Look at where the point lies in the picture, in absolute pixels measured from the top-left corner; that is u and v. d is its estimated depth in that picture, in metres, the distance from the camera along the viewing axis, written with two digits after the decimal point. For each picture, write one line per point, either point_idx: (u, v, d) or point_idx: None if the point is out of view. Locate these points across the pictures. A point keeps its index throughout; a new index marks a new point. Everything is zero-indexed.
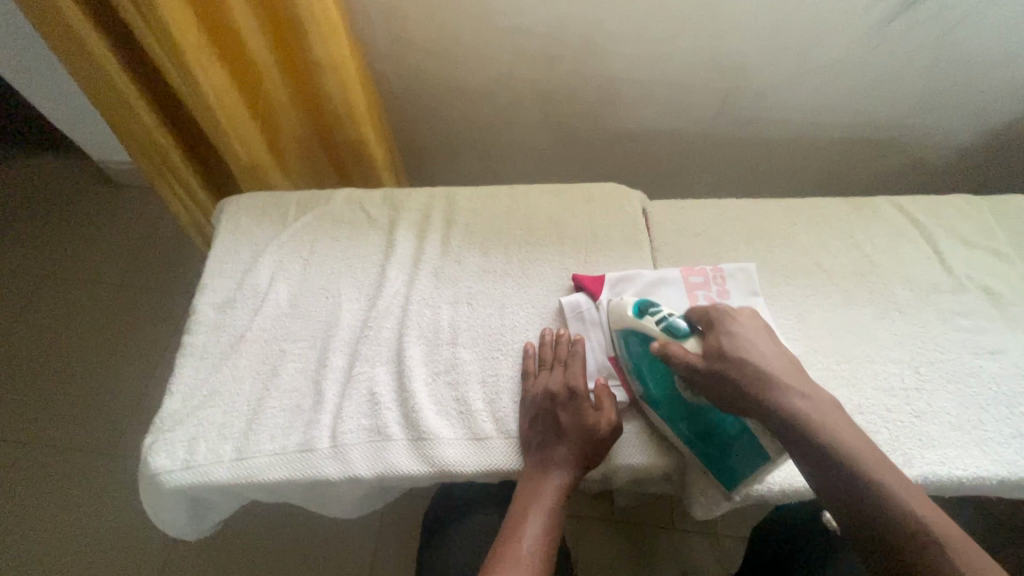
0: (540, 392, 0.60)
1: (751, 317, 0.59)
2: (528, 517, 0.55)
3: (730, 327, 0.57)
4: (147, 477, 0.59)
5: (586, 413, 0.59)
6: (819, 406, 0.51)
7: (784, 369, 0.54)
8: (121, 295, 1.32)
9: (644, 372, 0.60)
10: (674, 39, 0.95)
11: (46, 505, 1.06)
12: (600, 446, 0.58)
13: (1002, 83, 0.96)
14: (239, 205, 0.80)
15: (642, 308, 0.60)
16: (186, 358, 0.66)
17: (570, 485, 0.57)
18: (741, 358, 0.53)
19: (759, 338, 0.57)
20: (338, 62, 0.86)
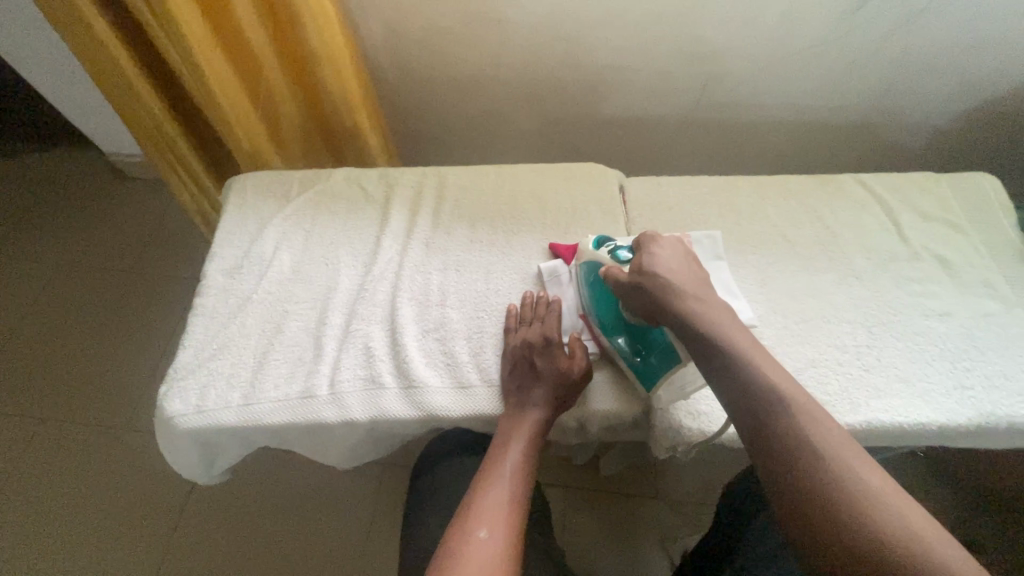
0: (519, 343, 0.66)
1: (679, 244, 0.66)
2: (510, 448, 0.61)
3: (653, 249, 0.64)
4: (163, 421, 0.65)
5: (560, 359, 0.65)
6: (719, 315, 0.57)
7: (693, 283, 0.61)
8: (136, 278, 1.39)
9: (593, 295, 0.69)
10: (652, 29, 1.01)
11: (69, 472, 1.14)
12: (573, 388, 0.64)
13: (966, 69, 1.01)
14: (246, 183, 0.86)
15: (600, 242, 0.71)
16: (198, 318, 0.73)
17: (548, 420, 0.63)
18: (656, 275, 0.60)
19: (678, 259, 0.63)
20: (334, 52, 0.93)
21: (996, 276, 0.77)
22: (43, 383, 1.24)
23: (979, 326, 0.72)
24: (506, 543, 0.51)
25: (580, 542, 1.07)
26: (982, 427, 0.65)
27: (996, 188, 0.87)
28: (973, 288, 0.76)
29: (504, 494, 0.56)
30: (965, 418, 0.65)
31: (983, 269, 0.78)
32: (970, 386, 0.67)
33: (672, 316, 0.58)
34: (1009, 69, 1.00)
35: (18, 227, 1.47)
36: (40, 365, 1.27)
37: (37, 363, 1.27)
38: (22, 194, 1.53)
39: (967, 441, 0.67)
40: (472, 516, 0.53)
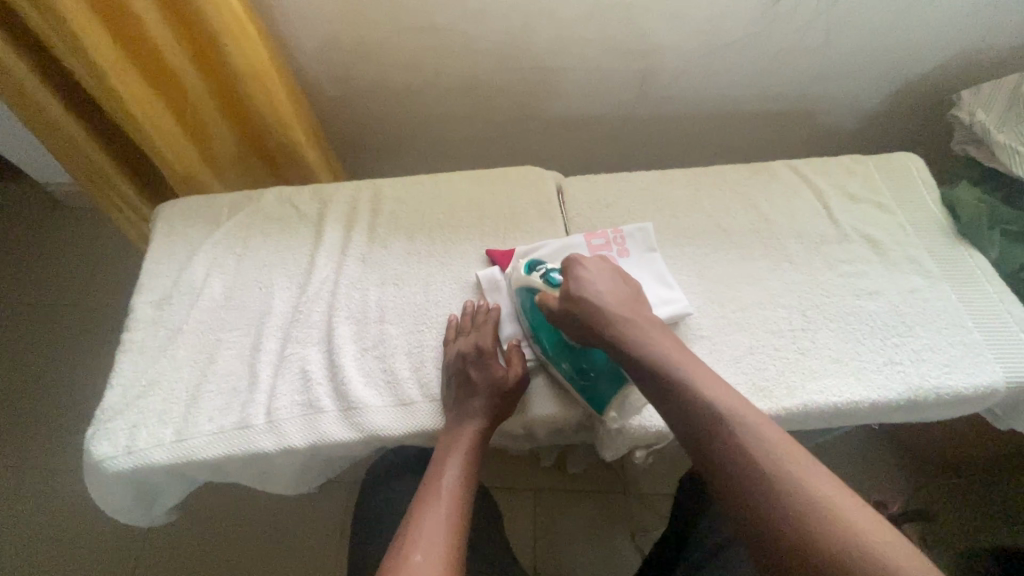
0: (455, 355, 0.66)
1: (603, 261, 0.67)
2: (449, 462, 0.60)
3: (580, 273, 0.64)
4: (91, 464, 0.63)
5: (495, 368, 0.65)
6: (649, 332, 0.58)
7: (621, 304, 0.61)
8: (73, 311, 1.33)
9: (534, 321, 0.68)
10: (585, 27, 1.01)
11: (8, 521, 1.07)
12: (511, 395, 0.65)
13: (888, 52, 1.04)
14: (174, 210, 0.83)
15: (532, 267, 0.70)
16: (125, 353, 0.70)
17: (485, 431, 0.63)
18: (589, 301, 0.61)
19: (604, 279, 0.64)
20: (258, 69, 0.91)
21: (922, 252, 0.80)
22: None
23: (907, 302, 0.75)
24: (443, 560, 0.50)
25: (552, 543, 1.07)
26: (913, 400, 0.67)
27: (920, 166, 0.90)
28: (900, 266, 0.79)
29: (444, 511, 0.55)
30: (895, 393, 0.67)
31: (909, 246, 0.81)
32: (900, 361, 0.69)
33: (608, 342, 0.59)
34: (928, 49, 1.03)
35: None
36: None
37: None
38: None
39: (899, 414, 0.69)
40: (412, 537, 0.52)
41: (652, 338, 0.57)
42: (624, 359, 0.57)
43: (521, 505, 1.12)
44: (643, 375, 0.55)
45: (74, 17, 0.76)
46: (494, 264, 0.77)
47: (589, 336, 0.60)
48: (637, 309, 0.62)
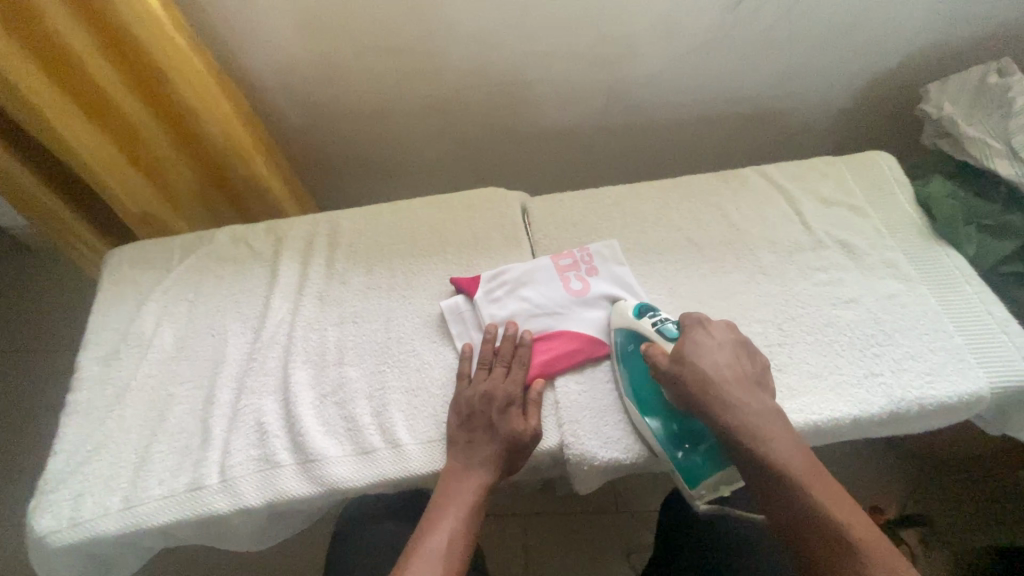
0: (478, 395, 0.63)
1: (727, 329, 0.64)
2: (447, 516, 0.56)
3: (698, 338, 0.62)
4: (34, 540, 0.59)
5: (516, 420, 0.61)
6: (764, 418, 0.57)
7: (740, 382, 0.59)
8: (33, 358, 1.27)
9: (630, 370, 0.65)
10: (545, 41, 0.99)
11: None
12: (522, 453, 0.61)
13: (855, 49, 1.02)
14: (122, 256, 0.80)
15: (641, 311, 0.68)
16: (71, 416, 0.66)
17: (490, 485, 0.59)
18: (697, 368, 0.59)
19: (725, 349, 0.62)
20: (208, 103, 0.87)
21: (897, 254, 0.78)
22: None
23: (885, 309, 0.72)
24: None
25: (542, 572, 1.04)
26: (895, 413, 0.64)
27: (892, 164, 0.88)
28: (876, 271, 0.76)
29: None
30: (876, 407, 0.64)
31: (884, 249, 0.78)
32: (880, 372, 0.67)
33: (715, 421, 0.57)
34: (894, 44, 1.02)
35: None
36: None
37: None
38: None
39: (883, 428, 0.66)
40: None
41: (758, 410, 0.57)
42: (731, 444, 0.57)
43: (509, 533, 1.08)
44: (752, 462, 0.55)
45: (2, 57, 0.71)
46: (457, 294, 0.74)
47: (693, 409, 0.59)
48: (748, 379, 0.60)
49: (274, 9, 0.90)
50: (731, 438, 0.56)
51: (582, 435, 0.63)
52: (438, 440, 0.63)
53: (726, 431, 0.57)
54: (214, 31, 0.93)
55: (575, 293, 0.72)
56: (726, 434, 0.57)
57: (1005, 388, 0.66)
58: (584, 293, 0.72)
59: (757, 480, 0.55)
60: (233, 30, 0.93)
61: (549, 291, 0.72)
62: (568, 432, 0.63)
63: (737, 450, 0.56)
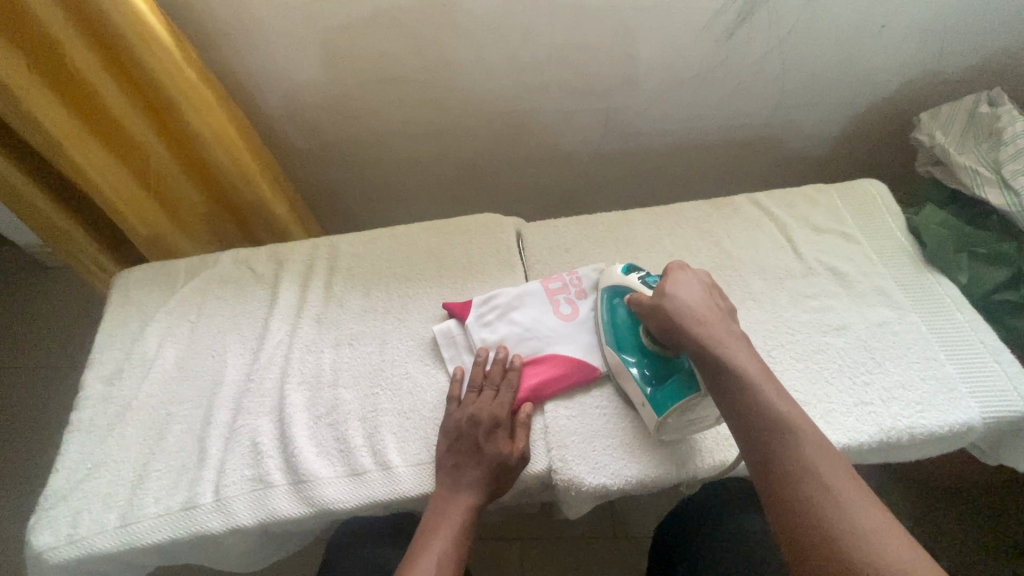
0: (465, 419, 0.63)
1: (705, 274, 0.67)
2: (435, 538, 0.57)
3: (678, 275, 0.65)
4: (32, 556, 0.60)
5: (502, 443, 0.62)
6: (734, 339, 0.59)
7: (713, 311, 0.62)
8: (43, 373, 1.30)
9: (613, 319, 0.69)
10: (542, 71, 1.02)
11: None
12: (510, 475, 0.62)
13: (847, 80, 1.05)
14: (130, 278, 0.82)
15: (629, 270, 0.71)
16: (74, 433, 0.68)
17: (477, 507, 0.60)
18: (676, 298, 0.62)
19: (700, 286, 0.65)
20: (218, 130, 0.91)
21: (889, 283, 0.78)
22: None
23: (875, 337, 0.73)
24: None
25: None
26: (885, 442, 0.64)
27: (883, 192, 0.89)
28: (867, 298, 0.77)
29: None
30: (866, 436, 0.64)
31: (875, 277, 0.79)
32: (870, 401, 0.67)
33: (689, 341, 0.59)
34: (885, 76, 1.04)
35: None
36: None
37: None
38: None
39: (874, 457, 0.66)
40: None
41: (728, 335, 0.59)
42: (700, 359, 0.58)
43: (505, 555, 1.07)
44: (713, 369, 0.57)
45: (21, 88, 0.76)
46: (450, 318, 0.76)
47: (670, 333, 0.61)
48: (720, 311, 0.63)
49: (284, 42, 0.94)
50: (701, 353, 0.58)
51: (569, 460, 0.64)
52: (427, 463, 0.64)
53: (698, 348, 0.58)
54: (225, 62, 0.97)
55: (564, 318, 0.74)
56: (698, 351, 0.58)
57: (997, 419, 0.65)
58: (573, 318, 0.74)
59: (717, 385, 0.57)
60: (245, 63, 0.98)
61: (539, 316, 0.74)
62: (557, 457, 0.64)
63: (705, 363, 0.58)
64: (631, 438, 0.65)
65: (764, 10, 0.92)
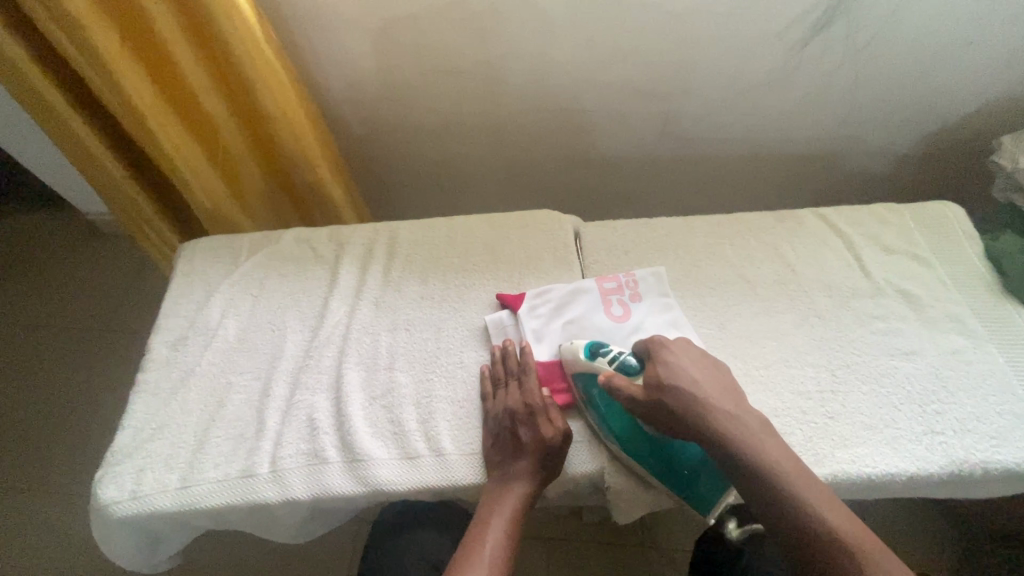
0: (502, 411, 0.65)
1: (684, 343, 0.64)
2: (489, 528, 0.59)
3: (668, 360, 0.61)
4: (97, 508, 0.63)
5: (542, 425, 0.63)
6: (755, 429, 0.56)
7: (713, 390, 0.59)
8: (98, 336, 1.36)
9: (607, 413, 0.63)
10: (606, 71, 1.01)
11: (20, 552, 1.08)
12: (555, 455, 0.63)
13: (922, 97, 1.01)
14: (195, 250, 0.84)
15: (594, 350, 0.66)
16: (139, 394, 0.70)
17: (530, 496, 0.60)
18: (678, 390, 0.58)
19: (691, 363, 0.62)
20: (288, 112, 0.93)
21: (963, 309, 0.75)
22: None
23: (947, 365, 0.70)
24: None
25: None
26: (956, 476, 0.62)
27: (960, 215, 0.85)
28: (939, 324, 0.74)
29: None
30: (935, 467, 0.62)
31: (949, 303, 0.76)
32: (940, 431, 0.64)
33: (705, 439, 0.56)
34: (964, 95, 1.00)
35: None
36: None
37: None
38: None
39: (942, 490, 0.63)
40: None
41: (734, 416, 0.57)
42: (724, 460, 0.55)
43: (531, 554, 1.07)
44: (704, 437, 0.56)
45: (112, 59, 0.78)
46: (503, 309, 0.76)
47: (689, 435, 0.58)
48: (715, 384, 0.60)
49: (354, 26, 0.95)
50: (723, 451, 0.55)
51: (624, 466, 0.63)
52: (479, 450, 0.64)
53: (717, 447, 0.55)
54: (298, 47, 0.99)
55: (617, 319, 0.73)
56: (717, 449, 0.56)
57: None
58: (626, 319, 0.73)
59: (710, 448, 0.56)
60: (315, 48, 0.99)
61: (592, 313, 0.74)
62: (609, 460, 0.64)
63: (729, 463, 0.55)
64: None
65: (844, 19, 0.89)
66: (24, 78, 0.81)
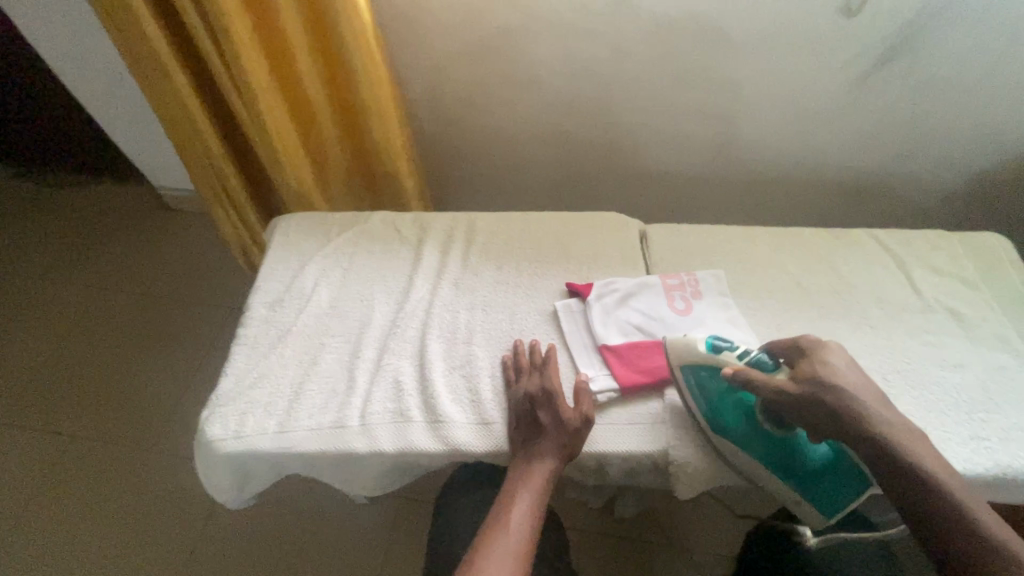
0: (521, 394, 0.70)
1: (840, 349, 0.63)
2: (518, 496, 0.62)
3: (830, 361, 0.61)
4: (202, 443, 0.69)
5: (562, 406, 0.68)
6: (915, 440, 0.54)
7: (875, 399, 0.58)
8: (165, 304, 1.44)
9: (723, 410, 0.66)
10: (673, 90, 1.08)
11: (81, 498, 1.14)
12: (577, 435, 0.66)
13: (972, 136, 1.06)
14: (290, 222, 0.92)
15: (714, 346, 0.68)
16: (240, 346, 0.77)
17: (556, 471, 0.65)
18: (835, 391, 0.58)
19: (848, 368, 0.61)
20: (382, 105, 1.00)
21: (1009, 331, 0.79)
22: (64, 407, 1.26)
23: (995, 380, 0.73)
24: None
25: None
26: (1001, 479, 0.65)
27: (1009, 246, 0.89)
28: (988, 343, 0.78)
29: (513, 543, 0.57)
30: (982, 469, 0.65)
31: (996, 324, 0.80)
32: (987, 438, 0.68)
33: (864, 441, 0.55)
34: (1017, 136, 1.05)
35: (55, 254, 1.54)
36: (63, 387, 1.29)
37: (62, 386, 1.30)
38: (61, 223, 1.60)
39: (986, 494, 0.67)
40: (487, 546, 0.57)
41: (893, 425, 0.55)
42: (878, 459, 0.54)
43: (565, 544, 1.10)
44: (860, 437, 0.55)
45: (241, 45, 0.84)
46: (572, 297, 0.82)
47: (835, 433, 0.57)
48: (873, 392, 0.59)
49: (446, 32, 1.04)
50: (879, 453, 0.54)
51: (681, 444, 0.68)
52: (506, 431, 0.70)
53: (872, 449, 0.55)
54: (391, 49, 1.08)
55: (679, 312, 0.79)
56: (875, 453, 0.54)
57: None
58: (687, 313, 0.79)
59: (885, 462, 0.54)
60: (407, 50, 1.08)
61: (655, 307, 0.79)
62: (670, 437, 0.69)
63: (882, 464, 0.54)
64: None
65: (907, 56, 0.95)
66: (153, 58, 0.88)
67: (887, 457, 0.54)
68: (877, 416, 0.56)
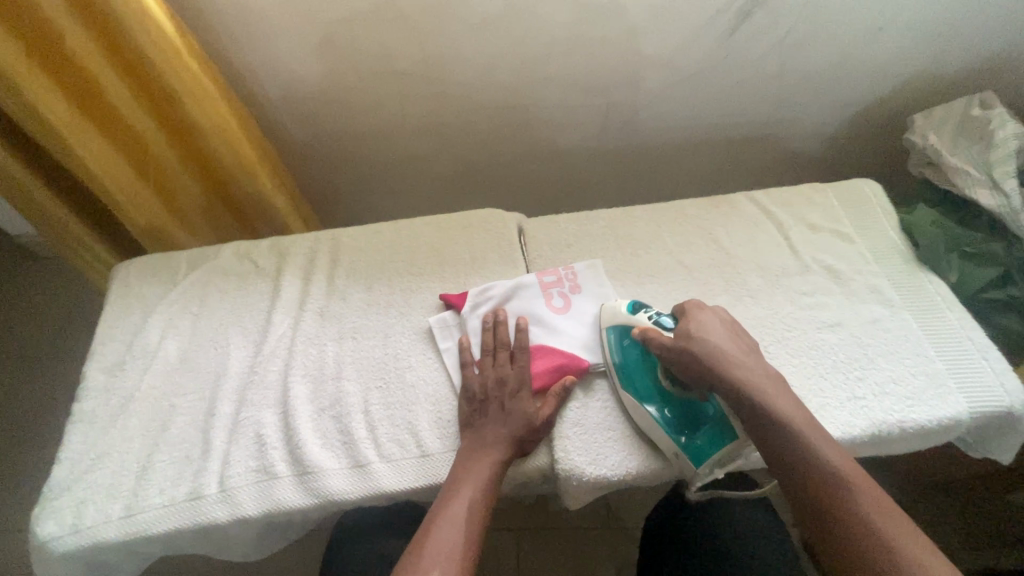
0: (493, 381, 0.67)
1: (722, 312, 0.69)
2: (465, 485, 0.59)
3: (701, 319, 0.66)
4: (37, 545, 0.61)
5: (527, 400, 0.65)
6: (767, 381, 0.60)
7: (739, 349, 0.64)
8: (37, 363, 1.30)
9: (626, 361, 0.69)
10: (543, 67, 1.02)
11: None
12: (535, 434, 0.64)
13: (840, 82, 1.07)
14: (130, 269, 0.82)
15: (635, 307, 0.71)
16: (76, 424, 0.68)
17: (506, 459, 0.62)
18: (704, 343, 0.63)
19: (723, 328, 0.66)
20: (218, 120, 0.89)
21: (881, 281, 0.80)
22: None
23: (868, 334, 0.74)
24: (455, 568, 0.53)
25: None
26: (877, 436, 0.66)
27: (879, 191, 0.90)
28: (861, 296, 0.78)
29: (460, 534, 0.55)
30: (858, 429, 0.66)
31: (869, 275, 0.81)
32: (862, 396, 0.69)
33: (723, 382, 0.61)
34: (881, 77, 1.06)
35: None
36: None
37: None
38: None
39: (866, 451, 0.68)
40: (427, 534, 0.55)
41: (755, 371, 0.61)
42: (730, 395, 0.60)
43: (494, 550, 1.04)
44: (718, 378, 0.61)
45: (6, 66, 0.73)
46: (447, 309, 0.77)
47: (700, 378, 0.63)
48: (742, 346, 0.65)
49: (283, 31, 0.93)
50: (734, 391, 0.60)
51: (569, 455, 0.64)
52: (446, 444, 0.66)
53: (730, 390, 0.60)
54: (228, 57, 0.97)
55: (556, 310, 0.75)
56: (730, 391, 0.60)
57: (986, 412, 0.68)
58: (565, 310, 0.75)
59: (738, 397, 0.59)
60: (245, 56, 0.97)
61: (532, 308, 0.75)
62: (561, 448, 0.65)
63: (734, 398, 0.60)
64: (627, 437, 0.66)
65: (766, 8, 0.93)
66: None
67: (737, 395, 0.60)
68: (735, 360, 0.62)
